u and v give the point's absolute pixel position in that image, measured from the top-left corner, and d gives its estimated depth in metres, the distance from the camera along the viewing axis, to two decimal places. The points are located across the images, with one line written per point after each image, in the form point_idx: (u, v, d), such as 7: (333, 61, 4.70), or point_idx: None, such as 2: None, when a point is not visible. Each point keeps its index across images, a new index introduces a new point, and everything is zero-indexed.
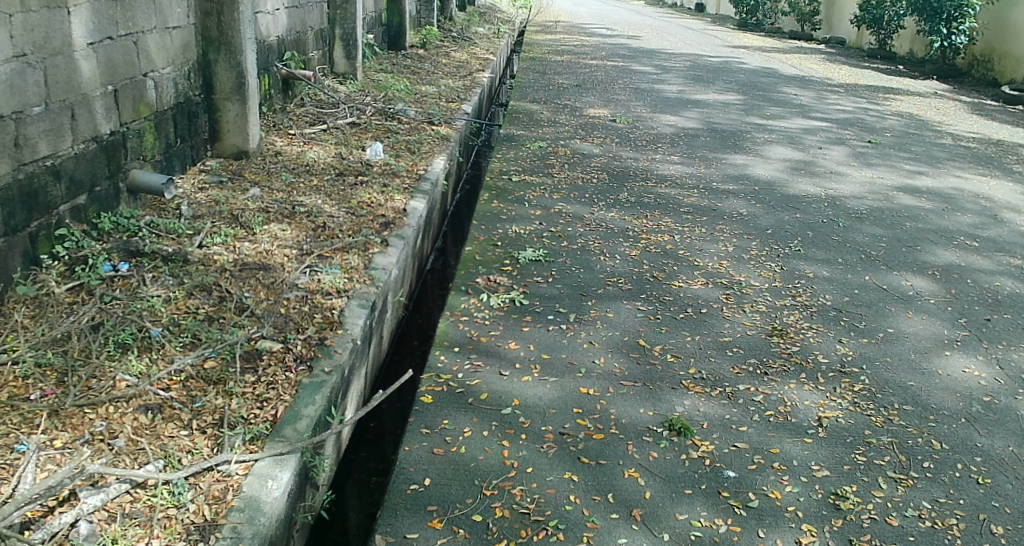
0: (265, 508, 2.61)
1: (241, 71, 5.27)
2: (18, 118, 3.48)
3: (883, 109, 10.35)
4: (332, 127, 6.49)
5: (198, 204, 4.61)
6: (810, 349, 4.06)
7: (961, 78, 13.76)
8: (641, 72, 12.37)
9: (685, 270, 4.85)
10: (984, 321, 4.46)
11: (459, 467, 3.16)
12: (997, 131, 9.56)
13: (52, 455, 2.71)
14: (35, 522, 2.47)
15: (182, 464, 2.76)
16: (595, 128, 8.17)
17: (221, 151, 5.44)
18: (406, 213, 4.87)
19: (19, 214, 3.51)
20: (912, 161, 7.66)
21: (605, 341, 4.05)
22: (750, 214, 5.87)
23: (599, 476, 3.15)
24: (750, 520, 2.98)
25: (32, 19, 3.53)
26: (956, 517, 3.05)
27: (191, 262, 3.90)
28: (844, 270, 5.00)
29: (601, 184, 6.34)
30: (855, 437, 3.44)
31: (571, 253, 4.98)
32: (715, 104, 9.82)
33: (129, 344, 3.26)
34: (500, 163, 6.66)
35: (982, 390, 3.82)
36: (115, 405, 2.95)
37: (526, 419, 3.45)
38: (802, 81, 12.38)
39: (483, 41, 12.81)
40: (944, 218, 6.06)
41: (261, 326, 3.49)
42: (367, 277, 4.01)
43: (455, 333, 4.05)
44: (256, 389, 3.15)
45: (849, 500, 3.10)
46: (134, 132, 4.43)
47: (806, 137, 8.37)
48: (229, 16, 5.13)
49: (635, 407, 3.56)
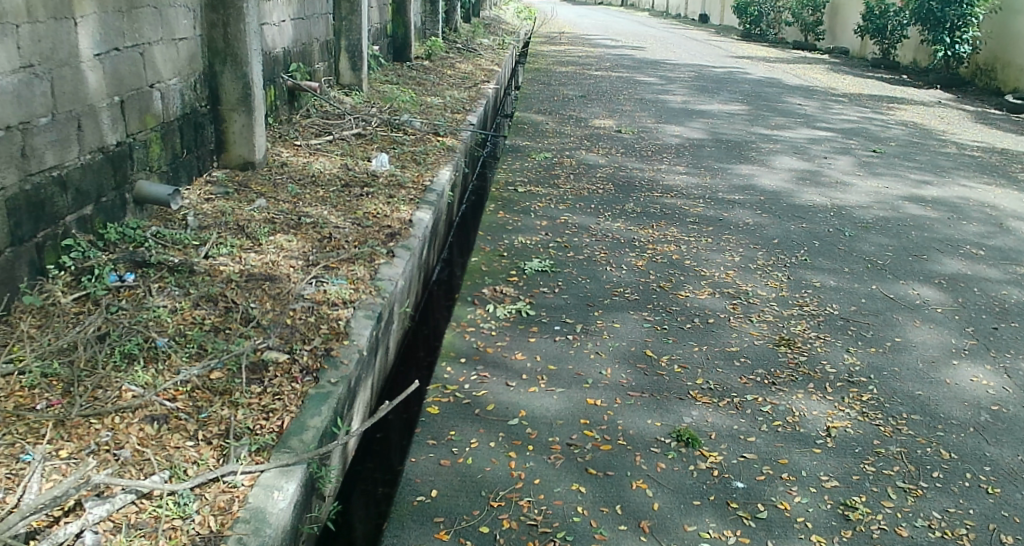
0: (271, 519, 2.59)
1: (247, 83, 5.29)
2: (25, 128, 3.48)
3: (887, 119, 10.34)
4: (338, 138, 6.50)
5: (204, 216, 4.60)
6: (818, 359, 4.04)
7: (964, 88, 13.77)
8: (646, 83, 12.38)
9: (692, 280, 4.84)
10: (991, 330, 4.44)
11: (466, 479, 3.15)
12: (1002, 140, 9.54)
13: (56, 465, 2.69)
14: (40, 532, 2.45)
15: (188, 475, 2.75)
16: (601, 139, 8.16)
17: (227, 162, 5.44)
18: (412, 224, 4.86)
19: (25, 224, 3.51)
20: (918, 170, 7.65)
21: (612, 351, 4.04)
22: (757, 223, 5.86)
23: (606, 487, 3.13)
24: (759, 531, 2.96)
25: (39, 30, 3.54)
26: (966, 527, 3.03)
27: (197, 273, 3.89)
28: (850, 279, 4.98)
29: (607, 195, 6.33)
30: (864, 448, 3.41)
31: (578, 264, 4.97)
32: (720, 115, 9.82)
33: (135, 355, 3.25)
34: (505, 174, 6.65)
35: (990, 400, 3.80)
36: (121, 416, 2.94)
37: (534, 430, 3.43)
38: (807, 91, 12.38)
39: (487, 53, 12.82)
40: (950, 227, 6.05)
41: (267, 338, 3.48)
42: (374, 288, 4.00)
43: (462, 343, 4.04)
44: (261, 399, 3.14)
45: (859, 511, 3.08)
46: (140, 143, 4.43)
47: (812, 147, 8.36)
48: (235, 28, 5.16)
49: (643, 418, 3.54)
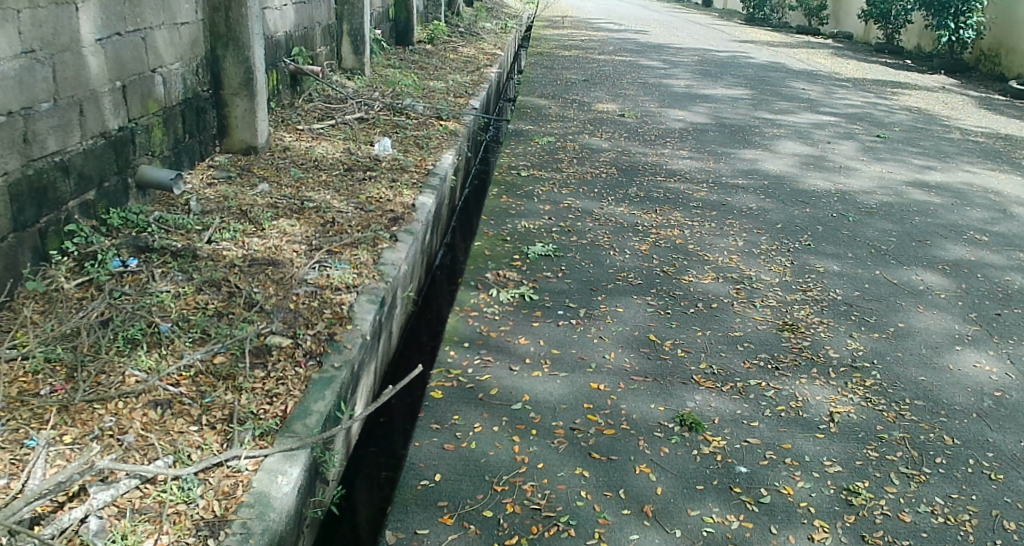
0: (275, 504, 2.60)
1: (250, 67, 5.26)
2: (27, 113, 3.48)
3: (891, 104, 10.29)
4: (340, 123, 6.48)
5: (208, 200, 4.60)
6: (821, 344, 4.04)
7: (968, 73, 13.70)
8: (649, 67, 12.33)
9: (695, 265, 4.83)
10: (994, 316, 4.43)
11: (470, 463, 3.15)
12: (1006, 126, 9.49)
13: (61, 451, 2.70)
14: (45, 517, 2.46)
15: (192, 460, 2.75)
16: (604, 123, 8.14)
17: (229, 146, 5.43)
18: (415, 208, 4.85)
19: (29, 210, 3.51)
20: (922, 155, 7.62)
21: (615, 336, 4.04)
22: (760, 208, 5.85)
23: (610, 471, 3.14)
24: (762, 516, 2.96)
25: (40, 15, 3.52)
26: (968, 513, 3.03)
27: (200, 257, 3.89)
28: (854, 264, 4.97)
29: (610, 179, 6.32)
30: (867, 433, 3.41)
31: (581, 248, 4.96)
32: (723, 99, 9.78)
33: (138, 340, 3.26)
34: (508, 158, 6.64)
35: (993, 385, 3.79)
36: (125, 401, 2.94)
37: (537, 414, 3.44)
38: (811, 75, 12.33)
39: (490, 37, 12.77)
40: (954, 213, 6.02)
41: (271, 322, 3.48)
42: (377, 273, 4.00)
43: (466, 328, 4.04)
44: (265, 384, 3.14)
45: (862, 496, 3.08)
46: (143, 128, 4.42)
47: (816, 131, 8.33)
48: (237, 12, 5.13)
49: (646, 403, 3.54)
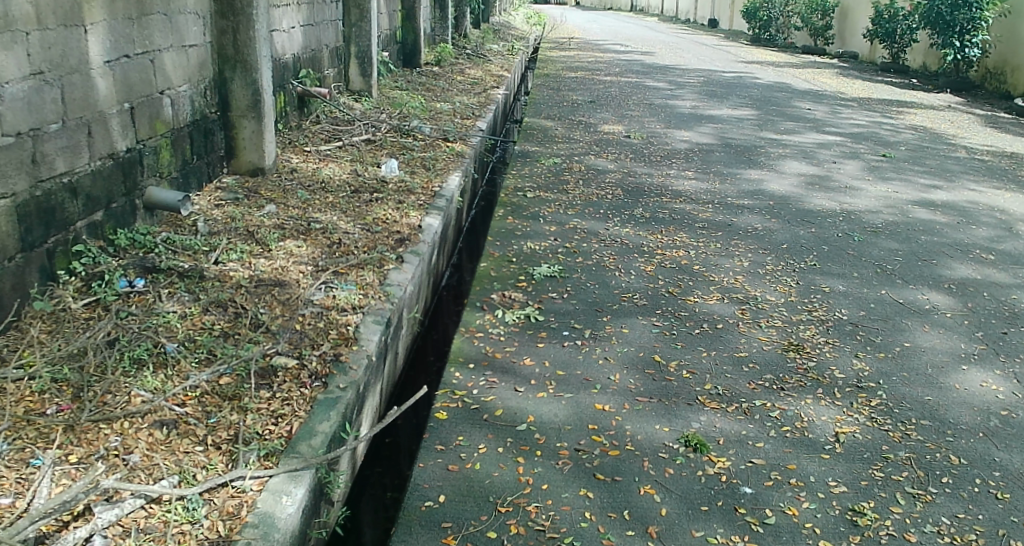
0: (279, 524, 2.59)
1: (257, 89, 5.31)
2: (35, 134, 3.51)
3: (896, 123, 10.30)
4: (348, 144, 6.53)
5: (215, 221, 4.63)
6: (827, 365, 4.03)
7: (974, 91, 13.70)
8: (655, 88, 12.41)
9: (700, 286, 4.83)
10: (1001, 334, 4.42)
11: (473, 484, 3.15)
12: (1012, 144, 9.48)
13: (66, 470, 2.71)
14: (49, 536, 2.47)
15: (197, 479, 2.76)
16: (610, 145, 8.17)
17: (238, 167, 5.46)
18: (421, 229, 4.88)
19: (36, 230, 3.53)
20: (927, 175, 7.61)
21: (620, 357, 4.04)
22: (765, 228, 5.86)
23: (615, 492, 3.13)
24: (766, 537, 2.95)
25: (48, 38, 3.57)
26: (975, 533, 3.01)
27: (207, 278, 3.92)
28: (860, 284, 4.97)
29: (616, 200, 6.34)
30: (873, 453, 3.40)
31: (587, 269, 4.98)
32: (729, 119, 9.82)
33: (144, 360, 3.27)
34: (514, 180, 6.66)
35: (999, 405, 3.77)
36: (130, 421, 2.96)
37: (542, 435, 3.44)
38: (817, 95, 12.37)
39: (497, 58, 12.89)
40: (960, 231, 6.02)
41: (276, 342, 3.49)
42: (383, 293, 4.01)
43: (471, 349, 4.05)
44: (270, 404, 3.15)
45: (868, 516, 3.06)
46: (150, 149, 4.46)
47: (821, 151, 8.34)
48: (244, 35, 5.19)
49: (651, 423, 3.54)
